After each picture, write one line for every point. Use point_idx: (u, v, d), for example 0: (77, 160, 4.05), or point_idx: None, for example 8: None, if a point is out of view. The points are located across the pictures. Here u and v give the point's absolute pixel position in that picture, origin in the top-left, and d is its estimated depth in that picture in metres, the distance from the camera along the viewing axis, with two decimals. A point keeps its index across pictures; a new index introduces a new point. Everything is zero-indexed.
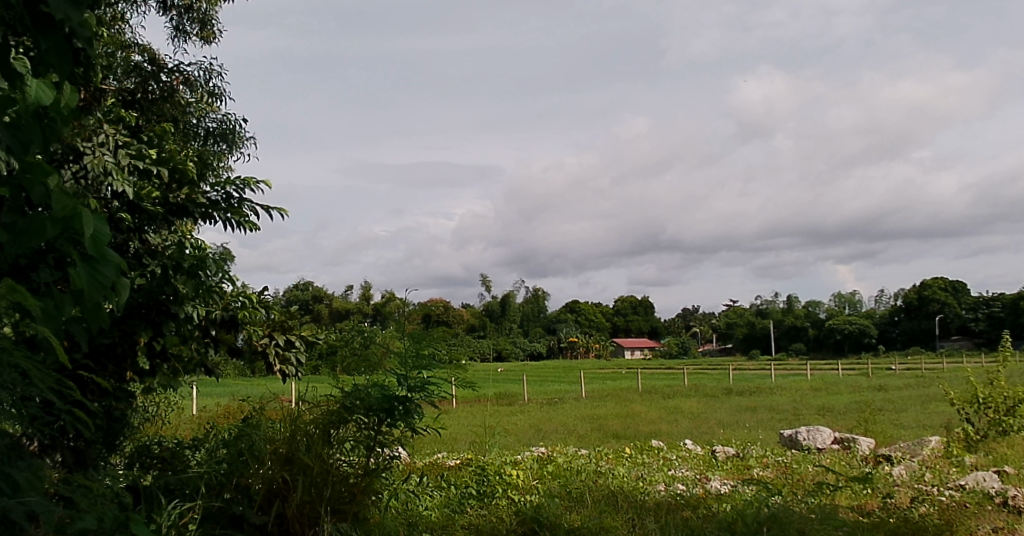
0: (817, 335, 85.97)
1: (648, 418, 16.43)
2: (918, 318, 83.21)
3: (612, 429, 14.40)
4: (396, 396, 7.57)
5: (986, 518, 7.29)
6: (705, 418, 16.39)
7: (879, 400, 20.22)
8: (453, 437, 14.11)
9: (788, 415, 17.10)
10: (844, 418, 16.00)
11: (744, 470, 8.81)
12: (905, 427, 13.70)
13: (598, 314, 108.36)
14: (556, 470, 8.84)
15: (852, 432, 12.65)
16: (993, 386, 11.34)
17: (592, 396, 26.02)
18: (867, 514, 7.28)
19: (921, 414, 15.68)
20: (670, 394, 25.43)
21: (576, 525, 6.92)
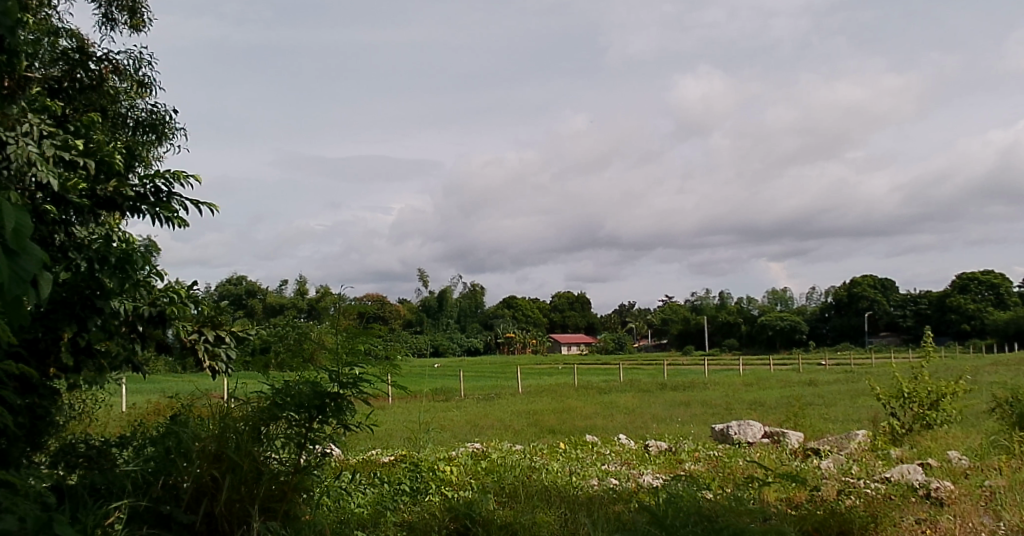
0: (750, 330, 87.67)
1: (582, 413, 16.50)
2: (848, 315, 85.38)
3: (548, 424, 14.41)
4: (328, 392, 7.53)
5: (910, 510, 7.50)
6: (640, 412, 16.54)
7: (809, 394, 20.74)
8: (386, 434, 13.96)
9: (719, 409, 17.37)
10: (773, 412, 16.30)
11: (676, 464, 8.89)
12: (833, 421, 14.02)
13: (537, 310, 108.74)
14: (490, 466, 8.81)
15: (782, 425, 12.89)
16: (917, 380, 11.61)
17: (529, 391, 26.06)
18: (797, 507, 7.40)
19: (848, 408, 16.07)
20: (606, 389, 25.69)
21: (508, 521, 6.96)
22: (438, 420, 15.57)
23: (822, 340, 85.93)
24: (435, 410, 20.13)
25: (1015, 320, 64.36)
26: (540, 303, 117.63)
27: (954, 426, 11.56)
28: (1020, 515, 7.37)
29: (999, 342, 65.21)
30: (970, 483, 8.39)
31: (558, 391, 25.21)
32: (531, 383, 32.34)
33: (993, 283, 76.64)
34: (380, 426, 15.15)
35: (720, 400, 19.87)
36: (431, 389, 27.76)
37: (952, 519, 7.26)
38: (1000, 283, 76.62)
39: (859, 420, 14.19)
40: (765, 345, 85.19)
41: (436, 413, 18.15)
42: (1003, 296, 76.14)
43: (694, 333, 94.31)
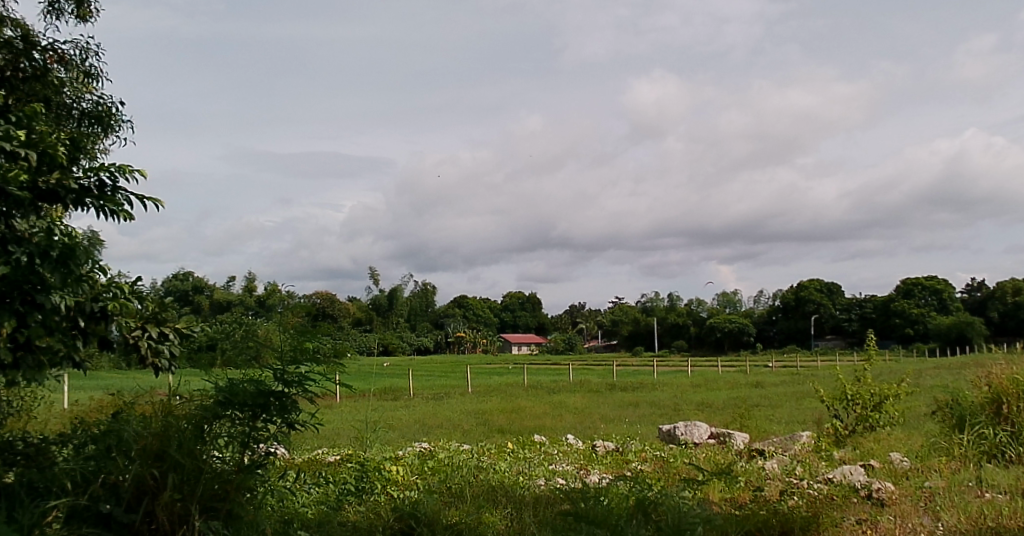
0: (698, 332, 88.58)
1: (532, 413, 16.52)
2: (794, 318, 86.64)
3: (498, 423, 14.43)
4: (271, 390, 7.46)
5: (851, 510, 7.64)
6: (589, 412, 16.62)
7: (755, 396, 21.03)
8: (333, 433, 13.86)
9: (667, 409, 17.53)
10: (721, 413, 16.51)
11: (624, 464, 8.91)
12: (778, 422, 14.20)
13: (487, 310, 108.70)
14: (437, 466, 8.78)
15: (729, 426, 13.01)
16: (860, 383, 11.79)
17: (479, 390, 26.07)
18: (740, 507, 7.48)
19: (793, 410, 16.29)
20: (556, 389, 25.79)
21: (454, 521, 6.95)
22: (389, 419, 15.50)
23: (770, 343, 87.06)
24: (384, 408, 20.01)
25: (955, 325, 65.85)
26: (493, 303, 117.65)
27: (896, 428, 11.75)
28: (957, 516, 7.55)
29: (940, 346, 66.70)
30: (911, 484, 8.55)
31: (508, 391, 25.23)
32: (482, 383, 32.36)
33: (936, 289, 78.34)
34: (328, 425, 15.00)
35: (668, 401, 20.04)
36: (380, 388, 27.61)
37: (892, 520, 7.40)
38: (942, 288, 78.29)
39: (803, 421, 14.41)
40: (714, 347, 86.22)
41: (384, 412, 18.04)
42: (945, 302, 77.90)
43: (645, 335, 94.82)
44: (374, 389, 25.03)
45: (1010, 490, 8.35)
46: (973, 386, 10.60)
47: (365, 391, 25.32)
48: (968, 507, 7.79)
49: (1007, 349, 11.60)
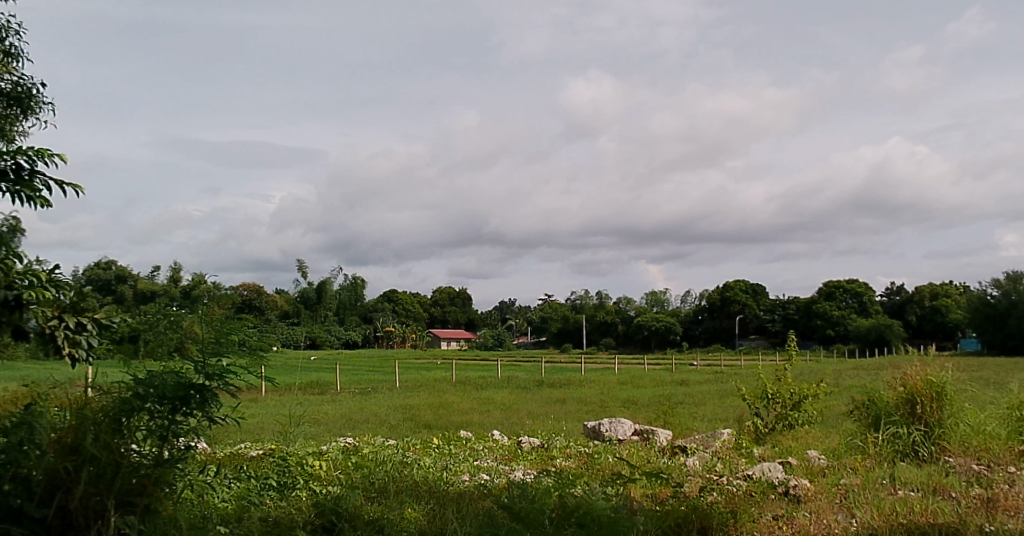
0: (627, 330, 89.64)
1: (460, 408, 16.55)
2: (718, 318, 88.37)
3: (425, 419, 14.40)
4: (192, 383, 7.19)
5: (768, 506, 7.84)
6: (516, 408, 16.71)
7: (681, 394, 21.39)
8: (257, 427, 13.69)
9: (594, 406, 17.70)
10: (645, 410, 16.76)
11: (548, 460, 8.97)
12: (700, 420, 14.47)
13: (417, 305, 108.22)
14: (361, 461, 8.76)
15: (653, 423, 13.20)
16: (780, 382, 12.07)
17: (407, 386, 25.91)
18: (661, 503, 7.61)
19: (717, 408, 16.59)
20: (485, 385, 25.84)
21: (376, 515, 6.96)
22: (314, 413, 15.38)
23: (695, 342, 88.05)
24: (309, 402, 19.74)
25: (875, 326, 67.93)
26: (425, 298, 117.17)
27: (814, 426, 12.08)
28: (870, 513, 7.81)
29: (860, 347, 68.87)
30: (827, 481, 8.80)
31: (438, 386, 25.21)
32: (410, 378, 32.25)
33: (856, 291, 80.63)
34: (251, 419, 14.80)
35: (595, 398, 20.27)
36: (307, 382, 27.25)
37: (807, 516, 7.64)
38: (863, 291, 80.74)
39: (725, 419, 14.71)
40: (641, 345, 87.42)
41: (310, 407, 17.87)
42: (866, 304, 80.27)
43: (573, 331, 94.93)
44: (300, 382, 24.73)
45: (921, 488, 8.67)
46: (888, 386, 10.95)
47: (290, 386, 24.94)
48: (881, 504, 8.06)
49: (918, 352, 12.04)
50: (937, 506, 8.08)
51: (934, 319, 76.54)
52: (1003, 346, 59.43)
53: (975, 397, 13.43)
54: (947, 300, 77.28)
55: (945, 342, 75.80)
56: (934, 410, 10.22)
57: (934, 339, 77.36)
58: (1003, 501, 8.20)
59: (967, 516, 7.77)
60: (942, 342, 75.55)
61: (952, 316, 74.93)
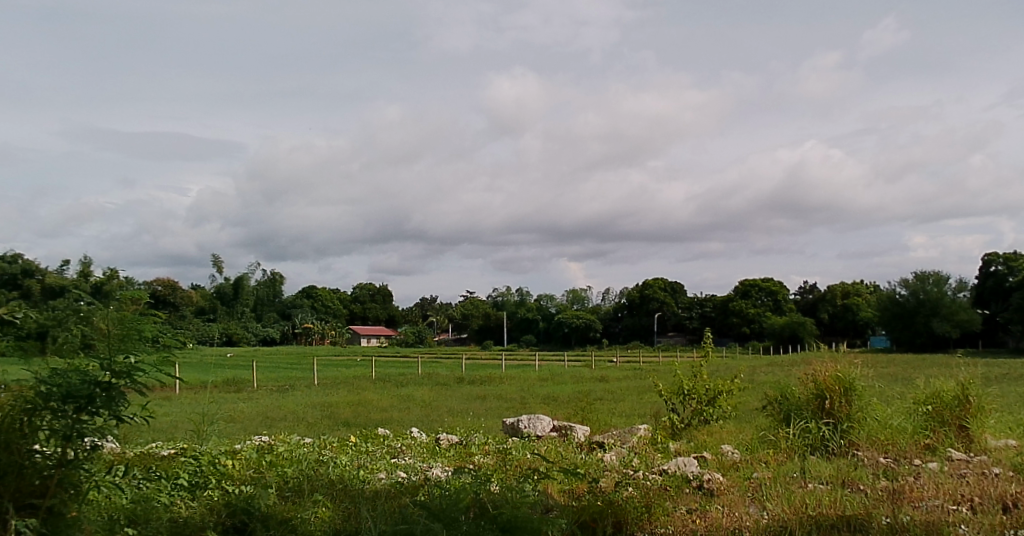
0: (548, 327, 90.09)
1: (379, 405, 16.38)
2: (638, 315, 89.58)
3: (343, 416, 14.28)
4: (97, 381, 6.95)
5: (682, 500, 8.04)
6: (436, 405, 16.70)
7: (600, 389, 21.66)
8: (169, 426, 13.38)
9: (515, 402, 17.78)
10: (564, 406, 16.91)
11: (466, 456, 9.00)
12: (618, 416, 14.66)
13: (336, 301, 106.73)
14: (276, 459, 8.67)
15: (573, 419, 13.28)
16: (696, 378, 12.29)
17: (326, 383, 25.69)
18: (578, 498, 7.70)
19: (635, 403, 16.83)
20: (404, 382, 25.77)
21: (289, 515, 6.96)
22: (229, 411, 15.09)
23: (614, 339, 90.00)
24: (224, 401, 19.31)
25: (788, 325, 69.69)
26: (344, 294, 115.70)
27: (728, 420, 12.35)
28: (781, 505, 8.02)
29: (774, 345, 70.73)
30: (740, 475, 9.02)
31: (358, 383, 24.98)
32: (327, 375, 31.83)
33: (771, 290, 82.31)
34: (162, 418, 14.41)
35: (516, 394, 20.37)
36: (223, 380, 26.51)
37: (721, 509, 7.82)
38: (779, 290, 82.43)
39: (643, 414, 14.95)
40: (562, 343, 88.02)
41: (224, 405, 17.57)
42: (780, 302, 82.21)
43: (493, 330, 94.67)
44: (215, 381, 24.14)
45: (830, 480, 8.94)
46: (799, 381, 11.30)
47: (204, 383, 24.35)
48: (791, 496, 8.29)
49: (829, 348, 12.41)
50: (845, 498, 8.36)
51: (844, 318, 79.15)
52: (911, 343, 61.95)
53: (881, 391, 13.95)
54: (858, 299, 80.01)
55: (855, 340, 78.58)
56: (842, 405, 10.61)
57: (845, 336, 80.09)
58: (908, 493, 8.54)
59: (873, 508, 8.05)
60: (853, 339, 78.37)
61: (863, 314, 77.60)
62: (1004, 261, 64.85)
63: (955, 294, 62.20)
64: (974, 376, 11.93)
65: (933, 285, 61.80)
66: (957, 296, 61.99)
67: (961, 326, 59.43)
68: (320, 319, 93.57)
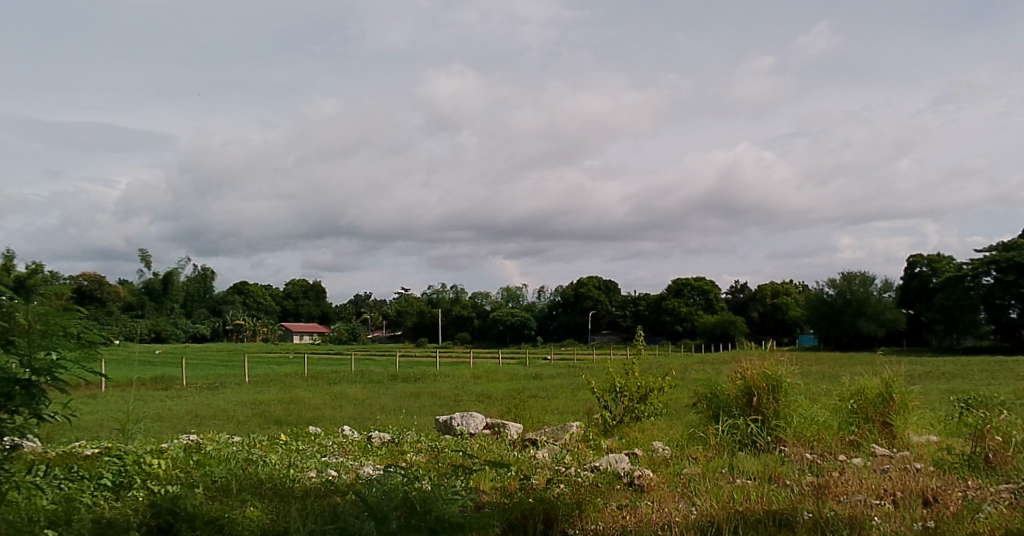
0: (481, 324, 89.82)
1: (311, 403, 16.26)
2: (572, 313, 90.66)
3: (275, 414, 14.13)
4: (16, 379, 6.79)
5: (612, 496, 8.16)
6: (369, 403, 16.60)
7: (533, 387, 21.84)
8: (94, 425, 13.09)
9: (449, 400, 17.80)
10: (498, 404, 17.01)
11: (398, 454, 9.01)
12: (552, 413, 14.80)
13: (268, 298, 105.01)
14: (204, 459, 8.56)
15: (506, 416, 13.36)
16: (629, 376, 12.46)
17: (257, 381, 25.34)
18: (510, 495, 7.75)
19: (568, 401, 17.03)
20: (338, 379, 25.65)
21: (216, 515, 6.90)
22: (157, 410, 14.84)
23: (551, 335, 90.61)
24: (152, 399, 18.85)
25: (720, 323, 71.07)
26: (276, 291, 114.08)
27: (659, 417, 12.57)
28: (709, 500, 8.20)
29: (705, 343, 71.80)
30: (669, 471, 9.19)
31: (290, 381, 24.76)
32: (258, 372, 31.48)
33: (703, 288, 83.31)
34: (87, 417, 14.09)
35: (450, 392, 20.41)
36: (152, 377, 25.99)
37: (650, 505, 7.95)
38: (710, 289, 83.46)
39: (576, 411, 15.14)
40: (495, 340, 88.01)
41: (152, 403, 17.15)
42: (711, 301, 83.41)
43: (427, 327, 94.07)
44: (142, 379, 23.62)
45: (756, 476, 9.17)
46: (728, 378, 11.56)
47: (130, 381, 23.80)
48: (719, 492, 8.47)
49: (758, 346, 12.73)
50: (771, 493, 8.57)
51: (774, 317, 81.08)
52: (839, 341, 63.97)
53: (807, 388, 14.35)
54: (787, 298, 81.76)
55: (784, 338, 80.60)
56: (770, 401, 10.90)
57: (775, 335, 81.84)
58: (831, 487, 8.79)
59: (798, 503, 8.28)
60: (782, 338, 80.30)
61: (792, 313, 79.34)
62: (928, 263, 66.97)
63: (881, 294, 63.94)
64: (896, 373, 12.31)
65: (858, 286, 63.31)
66: (884, 295, 63.39)
67: (887, 325, 61.27)
68: (252, 314, 92.05)
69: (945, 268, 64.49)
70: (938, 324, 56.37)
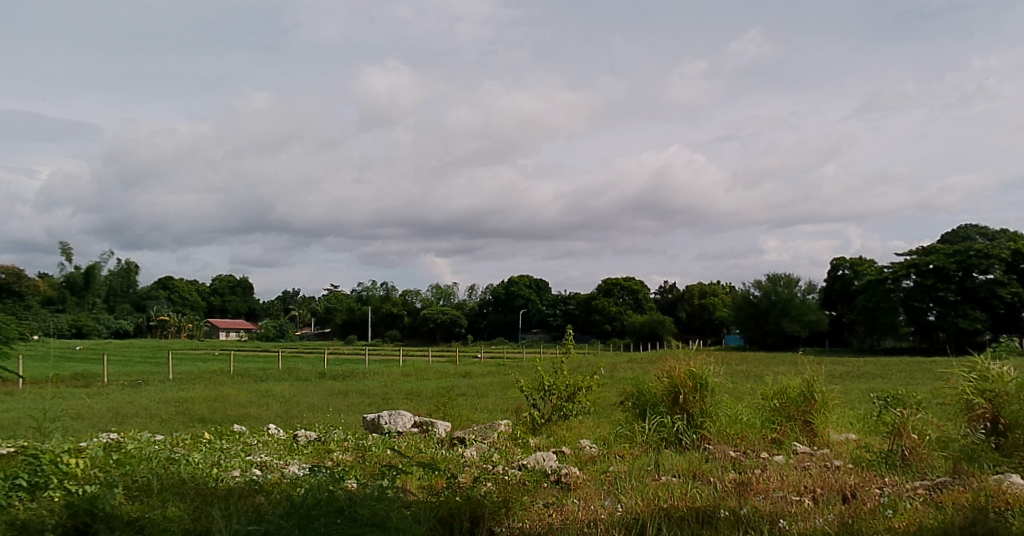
0: (412, 322, 89.15)
1: (237, 402, 15.91)
2: (503, 311, 90.96)
3: (198, 413, 13.82)
4: None
5: (539, 494, 8.24)
6: (297, 401, 16.38)
7: (462, 386, 21.85)
8: (7, 424, 12.63)
9: (377, 399, 17.68)
10: (427, 402, 16.98)
11: (324, 454, 8.95)
12: (481, 412, 14.86)
13: (194, 293, 102.48)
14: (123, 458, 8.37)
15: (435, 414, 13.35)
16: (557, 375, 12.58)
17: (181, 378, 24.71)
18: (436, 494, 7.77)
19: (498, 399, 17.10)
20: (264, 377, 25.24)
21: (135, 516, 6.76)
22: (77, 408, 14.41)
23: (479, 335, 89.78)
24: (72, 396, 18.21)
25: (649, 322, 72.09)
26: (202, 286, 111.60)
27: (586, 415, 12.73)
28: (635, 498, 8.34)
29: (634, 343, 72.56)
30: (597, 469, 9.33)
31: (214, 378, 24.19)
32: (178, 370, 30.77)
33: (632, 288, 84.48)
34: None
35: (378, 390, 20.30)
36: (70, 374, 25.20)
37: (576, 503, 8.07)
38: (639, 288, 84.63)
39: (506, 410, 15.22)
40: (426, 338, 87.57)
41: (72, 401, 16.66)
42: (641, 301, 84.46)
43: (356, 324, 92.92)
44: (58, 377, 22.82)
45: (681, 473, 9.36)
46: (655, 377, 11.77)
47: (45, 378, 22.96)
48: (644, 489, 8.61)
49: (685, 346, 12.98)
50: (696, 490, 8.76)
51: (702, 317, 82.63)
52: (762, 341, 65.80)
53: (732, 387, 14.68)
54: (715, 298, 83.33)
55: (711, 338, 82.28)
56: (696, 400, 11.15)
57: (702, 335, 83.20)
58: (754, 484, 9.02)
59: (721, 499, 8.49)
60: (709, 338, 81.92)
61: (718, 313, 81.05)
62: (850, 265, 68.69)
63: (805, 296, 65.41)
64: (817, 373, 12.66)
65: (783, 287, 64.64)
66: (807, 297, 65.23)
67: (810, 326, 62.87)
68: (175, 310, 89.67)
69: (866, 270, 66.40)
70: (859, 325, 58.08)
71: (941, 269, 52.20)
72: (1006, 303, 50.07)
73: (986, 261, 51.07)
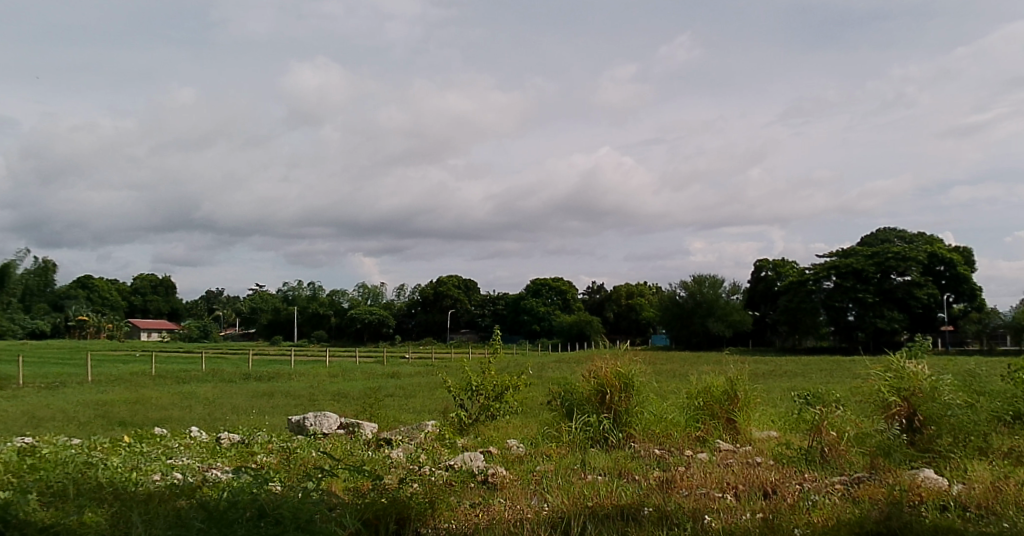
0: (340, 322, 88.37)
1: (158, 403, 15.60)
2: (432, 311, 90.72)
3: (118, 415, 13.51)
4: None
5: (466, 495, 8.31)
6: (221, 403, 16.18)
7: (386, 386, 21.79)
8: None
9: (304, 399, 17.53)
10: (353, 403, 16.91)
11: (247, 456, 8.87)
12: (408, 413, 14.87)
13: (115, 291, 99.49)
14: (39, 462, 8.13)
15: (361, 414, 13.32)
16: (484, 375, 12.64)
17: (99, 379, 24.09)
18: (362, 495, 7.78)
19: (425, 399, 17.13)
20: (186, 378, 24.76)
21: (50, 523, 6.58)
22: None
23: (408, 335, 89.56)
24: None
25: (578, 322, 72.87)
26: (122, 286, 108.47)
27: (514, 415, 12.85)
28: (560, 497, 8.45)
29: (563, 343, 73.20)
30: (524, 468, 9.43)
31: (135, 379, 23.66)
32: (90, 373, 30.03)
33: (562, 289, 85.72)
34: None
35: (304, 390, 20.12)
36: None
37: (503, 503, 8.14)
38: (568, 289, 86.02)
39: (432, 410, 15.26)
40: (354, 338, 86.94)
41: None
42: (568, 301, 85.70)
43: (282, 324, 91.45)
44: None
45: (607, 472, 9.53)
46: (583, 377, 11.94)
47: None
48: (570, 488, 8.73)
49: (612, 346, 13.17)
50: (620, 488, 8.92)
51: (629, 317, 83.84)
52: (688, 340, 67.26)
53: (656, 386, 14.97)
54: (642, 298, 84.68)
55: (638, 338, 83.64)
56: (621, 399, 11.36)
57: (629, 334, 84.45)
58: (677, 482, 9.23)
59: (645, 497, 8.66)
60: (636, 338, 83.24)
61: (645, 313, 82.47)
62: (773, 266, 70.42)
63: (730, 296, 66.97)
64: (739, 372, 12.98)
65: (708, 288, 65.98)
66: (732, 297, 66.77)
67: (733, 325, 64.10)
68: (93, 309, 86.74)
69: (789, 270, 68.36)
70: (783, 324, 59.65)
71: (861, 270, 53.99)
72: (922, 303, 52.00)
73: (904, 263, 53.04)
